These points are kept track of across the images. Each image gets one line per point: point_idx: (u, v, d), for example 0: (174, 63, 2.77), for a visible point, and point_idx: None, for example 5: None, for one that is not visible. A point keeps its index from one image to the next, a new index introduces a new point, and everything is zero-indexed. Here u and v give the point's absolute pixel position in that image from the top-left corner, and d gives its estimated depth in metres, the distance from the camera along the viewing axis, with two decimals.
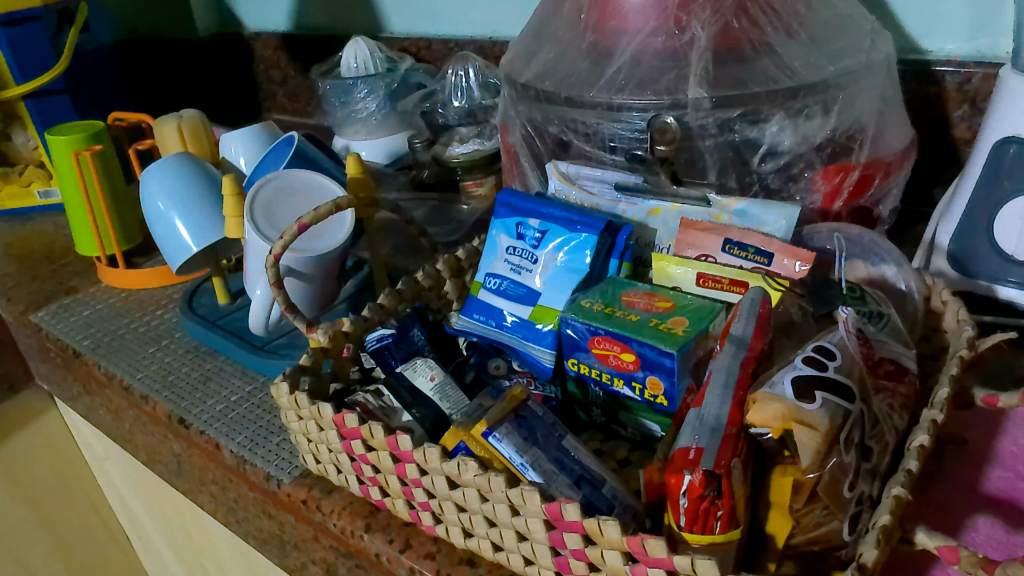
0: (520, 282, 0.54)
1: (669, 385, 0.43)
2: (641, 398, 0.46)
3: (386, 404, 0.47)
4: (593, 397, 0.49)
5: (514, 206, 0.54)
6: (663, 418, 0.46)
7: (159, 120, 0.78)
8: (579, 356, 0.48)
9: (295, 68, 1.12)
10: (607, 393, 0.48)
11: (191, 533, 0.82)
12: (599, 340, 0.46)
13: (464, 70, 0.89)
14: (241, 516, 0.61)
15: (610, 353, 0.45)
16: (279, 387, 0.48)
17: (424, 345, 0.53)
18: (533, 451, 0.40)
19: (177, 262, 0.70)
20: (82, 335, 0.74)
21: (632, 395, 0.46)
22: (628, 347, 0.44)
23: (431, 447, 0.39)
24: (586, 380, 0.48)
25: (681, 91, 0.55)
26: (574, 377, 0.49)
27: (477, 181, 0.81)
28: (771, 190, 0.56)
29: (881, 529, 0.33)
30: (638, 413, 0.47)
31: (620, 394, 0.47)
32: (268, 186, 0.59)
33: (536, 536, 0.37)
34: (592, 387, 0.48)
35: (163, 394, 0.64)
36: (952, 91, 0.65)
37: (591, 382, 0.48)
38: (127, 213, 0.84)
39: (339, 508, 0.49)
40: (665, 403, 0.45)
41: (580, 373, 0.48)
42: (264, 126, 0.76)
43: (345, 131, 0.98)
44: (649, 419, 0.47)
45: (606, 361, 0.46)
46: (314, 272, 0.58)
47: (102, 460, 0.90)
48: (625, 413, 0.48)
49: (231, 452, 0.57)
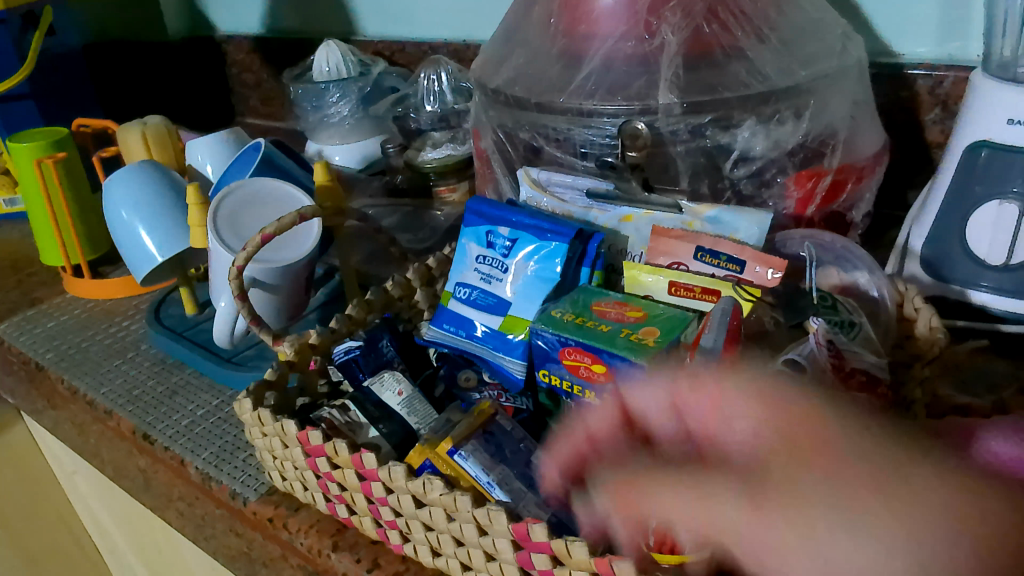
0: (490, 292, 0.53)
1: None
2: None
3: (352, 419, 0.45)
4: (565, 408, 0.48)
5: (484, 214, 0.53)
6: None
7: (123, 127, 0.76)
8: (550, 368, 0.47)
9: (268, 71, 1.11)
10: None
11: (161, 548, 0.79)
12: (569, 351, 0.45)
13: (436, 74, 0.88)
14: (209, 533, 0.57)
15: (581, 364, 0.45)
16: (242, 403, 0.47)
17: (393, 356, 0.52)
18: (500, 469, 0.39)
19: (142, 273, 0.68)
20: (46, 348, 0.73)
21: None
22: (599, 358, 0.43)
23: (395, 466, 0.38)
24: (557, 392, 0.48)
25: (651, 97, 0.54)
26: (545, 388, 0.49)
27: (450, 186, 0.80)
28: (744, 196, 0.56)
29: None
30: None
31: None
32: (233, 196, 0.57)
33: (504, 556, 0.36)
34: (564, 400, 0.48)
35: (127, 408, 0.62)
36: (924, 95, 0.65)
37: (563, 394, 0.48)
38: (94, 222, 0.82)
39: (307, 526, 0.48)
40: None
41: (552, 385, 0.48)
42: (232, 132, 0.74)
43: (318, 135, 0.98)
44: None
45: (577, 372, 0.45)
46: (281, 283, 0.56)
47: (70, 473, 0.88)
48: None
49: (195, 469, 0.55)
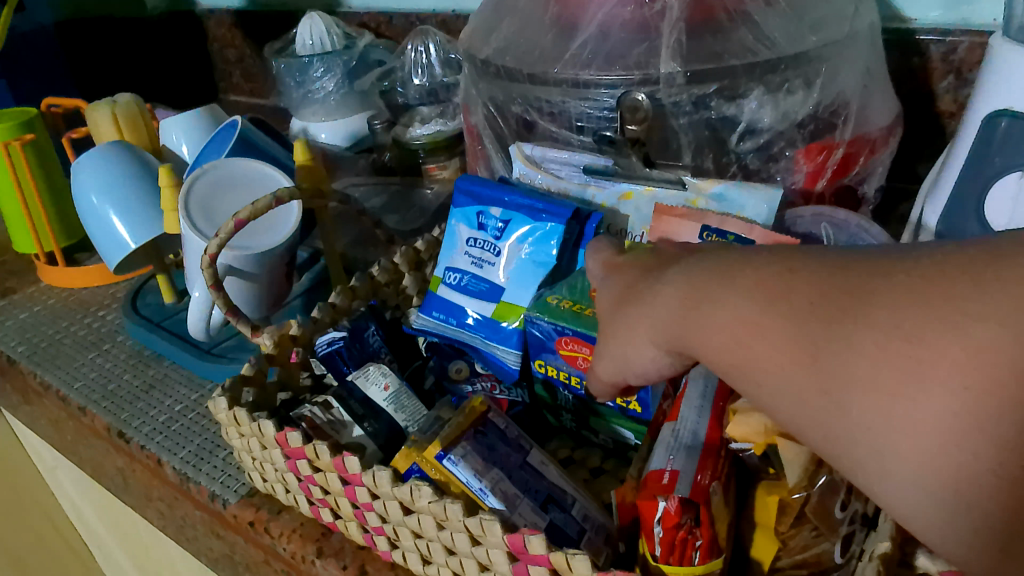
0: (482, 277, 0.49)
1: (642, 391, 0.40)
2: (613, 404, 0.42)
3: (334, 418, 0.42)
4: (562, 401, 0.46)
5: (474, 194, 0.50)
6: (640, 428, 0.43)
7: (92, 107, 0.72)
8: (546, 358, 0.44)
9: (250, 47, 1.06)
10: (577, 397, 0.44)
11: (148, 544, 0.77)
12: (566, 341, 0.42)
13: (424, 46, 0.83)
14: (190, 535, 0.55)
15: (578, 355, 0.42)
16: (217, 401, 0.43)
17: (380, 348, 0.49)
18: (492, 474, 0.36)
19: (114, 261, 0.64)
20: (17, 341, 0.69)
21: (606, 405, 0.43)
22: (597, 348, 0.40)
23: (380, 471, 0.36)
24: (553, 383, 0.45)
25: (652, 65, 0.50)
26: (541, 380, 0.46)
27: (440, 164, 0.76)
28: (749, 170, 0.53)
29: (881, 560, 0.29)
30: (611, 420, 0.44)
31: (593, 399, 0.43)
32: (206, 177, 0.53)
33: (499, 568, 0.34)
34: (562, 391, 0.45)
35: (101, 404, 0.59)
36: (936, 62, 0.61)
37: (559, 385, 0.45)
38: (67, 208, 0.78)
39: (289, 530, 0.45)
40: (638, 409, 0.41)
41: (548, 376, 0.45)
42: (207, 110, 0.70)
43: (302, 112, 0.93)
44: (624, 427, 0.43)
45: (575, 363, 0.42)
46: (259, 271, 0.53)
47: (52, 468, 0.85)
48: (598, 418, 0.44)
49: (172, 470, 0.52)
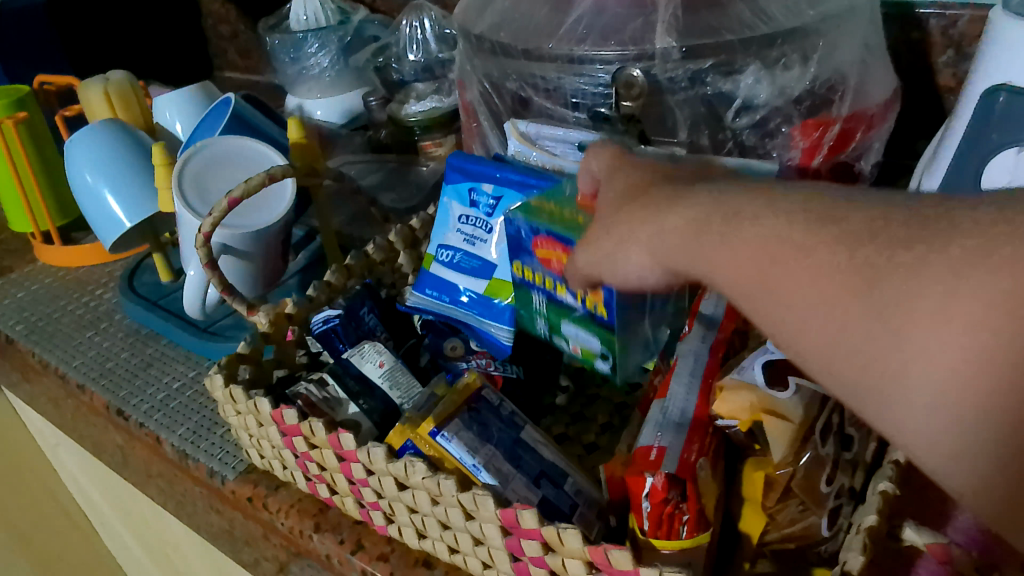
0: (474, 254, 0.49)
1: (608, 294, 0.39)
2: (582, 307, 0.42)
3: (331, 396, 0.43)
4: (536, 305, 0.46)
5: (466, 170, 0.49)
6: (610, 338, 0.42)
7: (84, 84, 0.71)
8: (523, 260, 0.45)
9: (245, 23, 1.06)
10: (550, 300, 0.45)
11: (150, 520, 0.78)
12: (543, 241, 0.42)
13: (418, 21, 0.82)
14: (190, 510, 0.55)
15: (552, 255, 0.42)
16: (213, 379, 0.44)
17: (376, 326, 0.49)
18: (486, 450, 0.36)
19: (109, 240, 0.64)
20: (15, 320, 0.69)
21: (577, 306, 0.43)
22: (567, 248, 0.41)
23: (375, 447, 0.36)
24: (528, 286, 0.46)
25: (648, 41, 0.50)
26: (518, 283, 0.47)
27: (436, 141, 0.75)
28: (746, 146, 0.52)
29: (868, 533, 0.30)
30: (580, 325, 0.44)
31: (566, 302, 0.43)
32: (199, 155, 0.53)
33: (492, 542, 0.34)
34: (535, 294, 0.45)
35: (99, 383, 0.59)
36: (936, 36, 0.61)
37: (534, 288, 0.45)
38: (62, 186, 0.77)
39: (287, 505, 0.46)
40: (605, 314, 0.41)
41: (524, 279, 0.46)
42: (201, 87, 0.70)
43: (297, 89, 0.92)
44: (591, 335, 0.43)
45: (549, 264, 0.43)
46: (254, 249, 0.53)
47: (54, 445, 0.85)
48: (568, 322, 0.44)
49: (171, 447, 0.52)
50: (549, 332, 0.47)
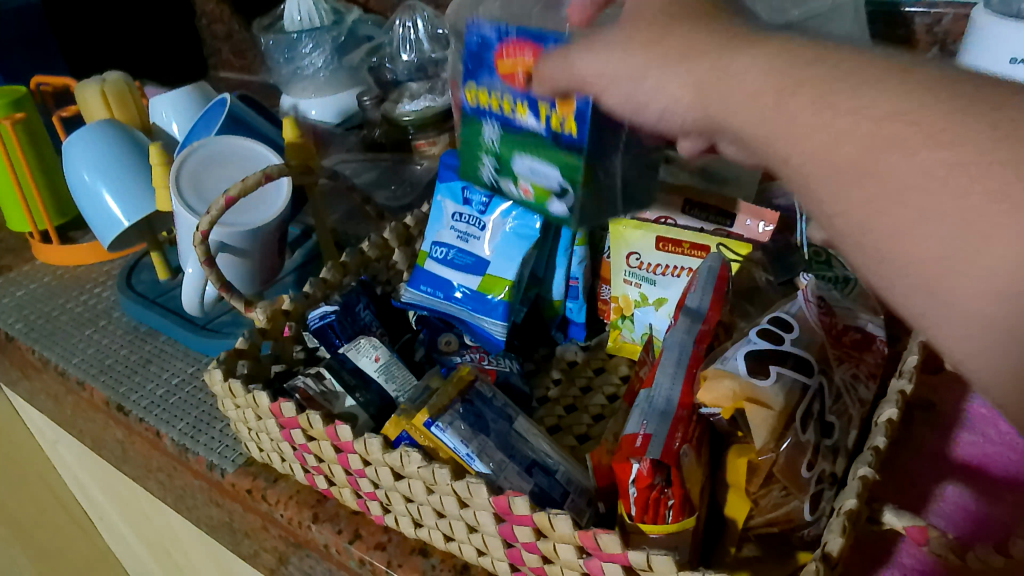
0: (467, 251, 0.51)
1: (582, 106, 0.36)
2: (546, 128, 0.39)
3: (327, 389, 0.44)
4: (489, 134, 0.43)
5: (459, 168, 0.50)
6: (574, 164, 0.39)
7: (80, 84, 0.72)
8: (480, 83, 0.40)
9: (239, 22, 1.06)
10: (504, 127, 0.41)
11: (149, 514, 0.78)
12: (507, 53, 0.38)
13: (412, 21, 0.83)
14: (190, 504, 0.56)
15: (517, 68, 0.38)
16: (212, 373, 0.45)
17: (371, 322, 0.50)
18: (479, 440, 0.37)
19: (107, 238, 0.65)
20: (15, 318, 0.70)
21: (536, 137, 0.40)
22: (539, 49, 0.37)
23: (371, 438, 0.37)
24: (481, 114, 0.42)
25: None
26: (470, 112, 0.42)
27: (430, 139, 0.76)
28: None
29: (847, 515, 0.31)
30: (539, 152, 0.40)
31: (523, 127, 0.40)
32: (197, 154, 0.54)
33: (486, 529, 0.35)
34: (488, 123, 0.42)
35: (99, 379, 0.60)
36: (921, 34, 0.62)
37: (487, 115, 0.41)
38: (60, 186, 0.78)
39: (286, 497, 0.47)
40: (574, 133, 0.38)
41: (477, 104, 0.42)
42: (197, 87, 0.71)
43: (290, 88, 0.92)
44: (553, 164, 0.40)
45: (511, 81, 0.39)
46: (250, 247, 0.54)
47: (53, 443, 0.86)
48: (519, 157, 0.42)
49: (171, 441, 0.53)
50: (496, 172, 0.44)
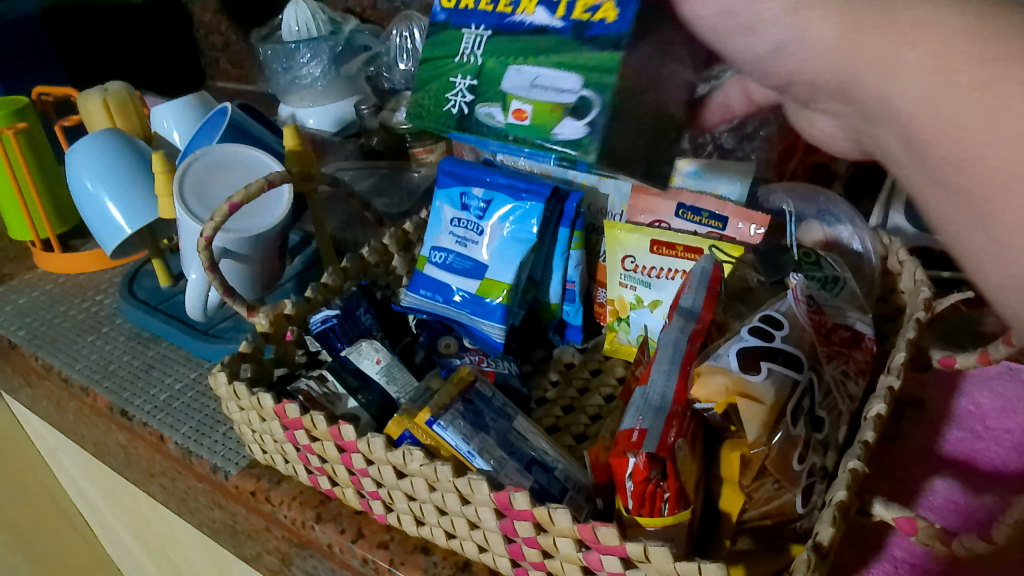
0: (466, 256, 0.52)
1: None
2: (562, 23, 0.42)
3: (330, 390, 0.44)
4: (475, 47, 0.45)
5: (458, 175, 0.52)
6: (610, 55, 0.41)
7: (83, 94, 0.73)
8: None
9: (236, 32, 1.08)
10: (499, 29, 0.44)
11: (150, 519, 0.79)
12: None
13: (408, 31, 0.83)
14: (192, 506, 0.57)
15: None
16: (217, 376, 0.46)
17: (372, 326, 0.51)
18: (480, 438, 0.38)
19: (110, 245, 0.66)
20: (17, 325, 0.71)
21: (551, 38, 0.42)
22: None
23: (374, 437, 0.38)
24: (470, 22, 0.46)
25: None
26: (456, 20, 0.47)
27: (427, 147, 0.77)
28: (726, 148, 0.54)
29: (837, 506, 0.32)
30: (538, 55, 0.43)
31: (527, 26, 0.43)
32: (199, 162, 0.55)
33: (486, 525, 0.36)
34: (478, 30, 0.45)
35: (103, 385, 0.61)
36: None
37: (477, 17, 0.46)
38: (61, 194, 0.79)
39: (289, 498, 0.47)
40: (608, 18, 0.41)
41: (469, 9, 0.46)
42: (197, 96, 0.72)
43: (290, 97, 0.94)
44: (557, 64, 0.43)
45: None
46: (252, 253, 0.55)
47: (54, 449, 0.87)
48: (514, 64, 0.44)
49: (175, 445, 0.54)
50: (476, 96, 0.45)
